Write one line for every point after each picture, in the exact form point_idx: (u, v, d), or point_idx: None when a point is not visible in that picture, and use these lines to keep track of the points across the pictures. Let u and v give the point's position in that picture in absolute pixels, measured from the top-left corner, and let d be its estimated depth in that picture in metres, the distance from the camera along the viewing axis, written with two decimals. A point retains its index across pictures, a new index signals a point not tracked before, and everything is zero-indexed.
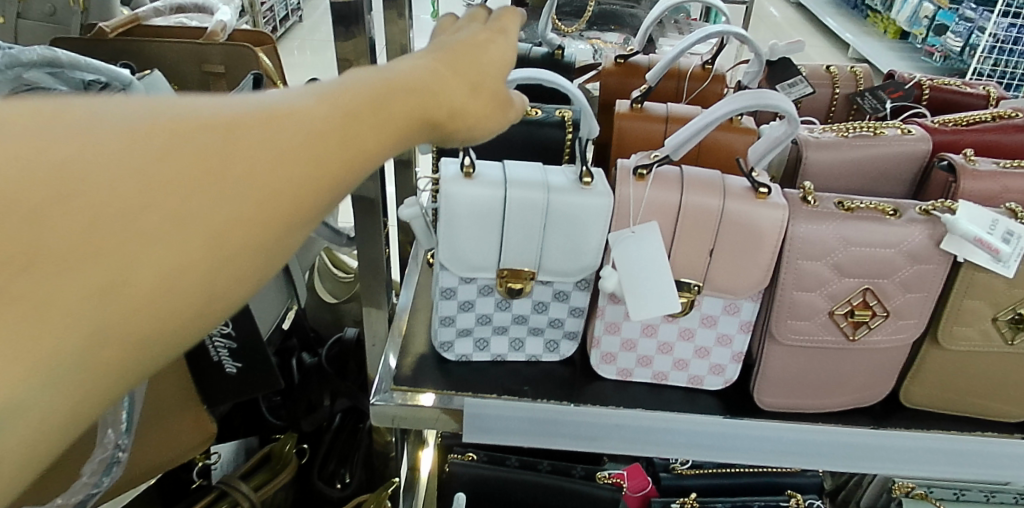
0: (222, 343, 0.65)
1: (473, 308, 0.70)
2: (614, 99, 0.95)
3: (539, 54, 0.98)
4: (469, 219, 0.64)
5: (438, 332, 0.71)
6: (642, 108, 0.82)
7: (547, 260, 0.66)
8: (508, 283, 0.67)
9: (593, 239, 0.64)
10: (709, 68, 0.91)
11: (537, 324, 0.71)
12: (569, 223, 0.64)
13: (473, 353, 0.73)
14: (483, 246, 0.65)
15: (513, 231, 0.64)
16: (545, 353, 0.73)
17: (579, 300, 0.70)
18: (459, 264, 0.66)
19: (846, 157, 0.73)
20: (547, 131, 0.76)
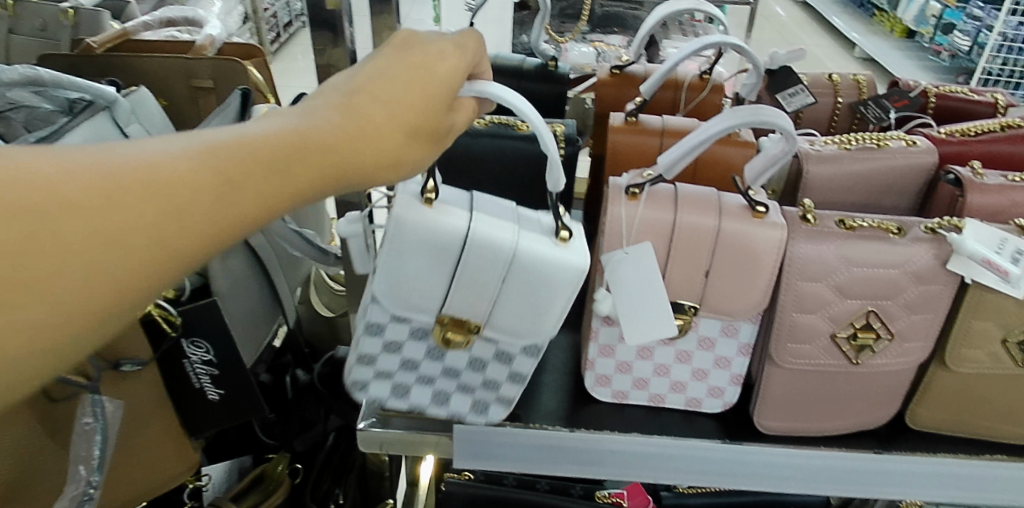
0: (204, 369, 0.64)
1: (400, 352, 0.63)
2: (611, 110, 0.93)
3: (533, 65, 0.96)
4: (417, 250, 0.56)
5: (353, 370, 0.63)
6: (636, 121, 0.80)
7: (495, 315, 0.60)
8: (446, 334, 0.61)
9: (549, 308, 0.58)
10: (706, 77, 0.89)
11: (469, 381, 0.65)
12: (529, 284, 0.57)
13: (389, 398, 0.66)
14: (423, 284, 0.58)
15: (463, 276, 0.57)
16: (471, 414, 0.67)
17: (522, 366, 0.63)
18: (395, 300, 0.59)
19: (848, 170, 0.71)
20: (539, 145, 0.74)
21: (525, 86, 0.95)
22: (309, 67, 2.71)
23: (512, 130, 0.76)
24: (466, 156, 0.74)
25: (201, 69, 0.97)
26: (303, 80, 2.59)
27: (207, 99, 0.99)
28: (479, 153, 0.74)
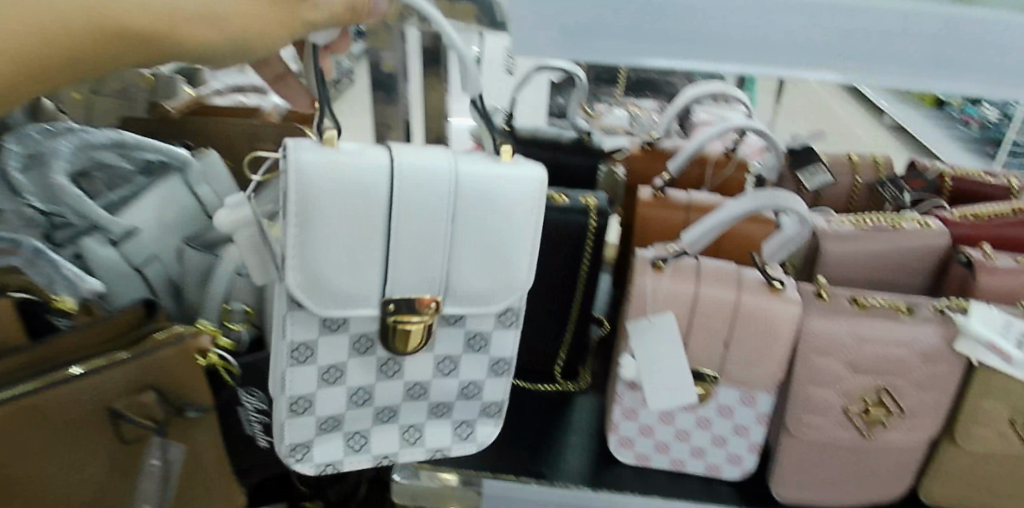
0: (257, 418, 0.70)
1: (343, 380, 0.60)
2: (641, 184, 0.99)
3: (570, 140, 1.02)
4: (334, 213, 0.53)
5: (289, 425, 0.60)
6: (664, 196, 0.85)
7: (453, 276, 0.58)
8: (402, 324, 0.57)
9: (513, 250, 0.59)
10: (732, 154, 0.95)
11: (441, 397, 0.65)
12: (483, 221, 0.56)
13: (345, 457, 0.63)
14: (354, 265, 0.55)
15: (404, 229, 0.55)
16: (456, 444, 0.67)
17: (499, 350, 0.64)
18: (323, 297, 0.55)
19: (863, 249, 0.75)
20: (574, 216, 0.78)
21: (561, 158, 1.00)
22: None
23: (548, 199, 0.79)
24: None
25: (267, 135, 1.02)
26: None
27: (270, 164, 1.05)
28: None
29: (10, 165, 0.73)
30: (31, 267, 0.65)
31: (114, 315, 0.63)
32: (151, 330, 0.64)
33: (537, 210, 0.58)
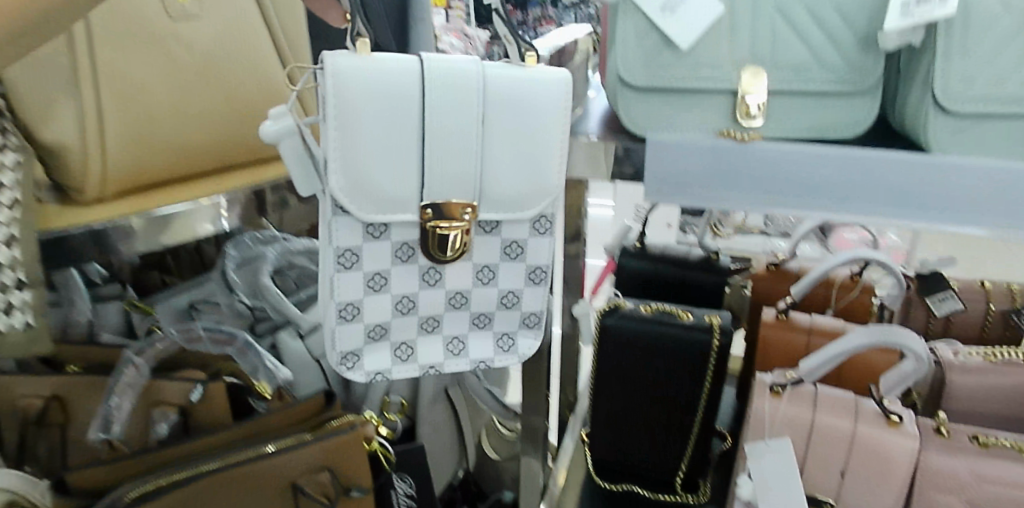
0: (405, 501, 0.80)
1: (388, 288, 0.72)
2: (766, 303, 1.02)
3: (697, 257, 1.06)
4: (373, 121, 0.65)
5: (341, 331, 0.72)
6: (788, 317, 0.89)
7: (485, 187, 0.71)
8: (439, 230, 0.70)
9: (546, 153, 0.71)
10: (857, 277, 0.96)
11: (481, 307, 0.76)
12: (507, 111, 0.69)
13: (393, 366, 0.74)
14: (394, 171, 0.68)
15: (433, 142, 0.67)
16: (500, 355, 0.77)
17: (533, 257, 0.76)
18: (364, 201, 0.67)
19: (992, 384, 0.76)
20: (698, 336, 0.83)
21: (688, 275, 1.02)
22: None
23: (674, 319, 0.85)
24: (630, 340, 0.85)
25: None
26: None
27: None
28: (641, 338, 0.84)
29: (230, 265, 0.98)
30: (242, 357, 0.84)
31: (305, 400, 0.79)
32: (329, 416, 0.79)
33: (565, 101, 0.70)
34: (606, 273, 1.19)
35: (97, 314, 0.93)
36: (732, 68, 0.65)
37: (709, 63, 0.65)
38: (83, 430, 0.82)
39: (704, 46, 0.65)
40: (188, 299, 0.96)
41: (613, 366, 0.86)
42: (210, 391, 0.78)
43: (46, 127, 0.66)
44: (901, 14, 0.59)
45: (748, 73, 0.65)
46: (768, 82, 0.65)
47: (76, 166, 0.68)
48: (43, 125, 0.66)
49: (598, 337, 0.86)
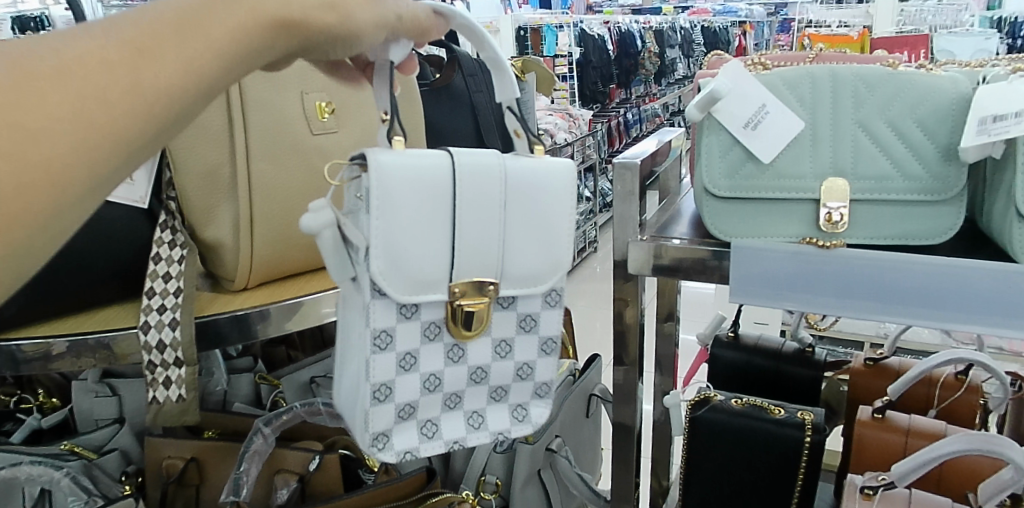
0: None
1: (416, 367, 0.61)
2: (863, 400, 0.98)
3: (791, 349, 1.05)
4: (411, 207, 0.56)
5: (372, 413, 0.59)
6: (884, 417, 0.85)
7: (507, 262, 0.62)
8: (464, 306, 0.61)
9: (555, 230, 0.63)
10: (962, 377, 0.93)
11: (498, 380, 0.66)
12: (530, 197, 0.61)
13: (421, 444, 0.62)
14: (426, 251, 0.58)
15: (464, 223, 0.58)
16: (514, 425, 0.67)
17: (548, 329, 0.66)
18: (400, 282, 0.58)
19: None
20: (790, 430, 0.83)
21: (784, 368, 1.02)
22: (593, 296, 3.13)
23: (766, 412, 0.86)
24: (719, 434, 0.85)
25: None
26: (588, 307, 2.98)
27: None
28: (732, 430, 0.84)
29: None
30: None
31: (407, 477, 0.85)
32: (430, 492, 0.85)
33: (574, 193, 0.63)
34: (700, 360, 1.20)
35: (231, 384, 1.04)
36: (814, 179, 0.70)
37: (791, 174, 0.70)
38: (214, 493, 0.93)
39: (786, 159, 0.70)
40: (310, 375, 1.07)
41: (705, 458, 0.86)
42: (326, 462, 0.88)
43: (207, 227, 0.80)
44: (978, 131, 0.63)
45: (829, 185, 0.69)
46: (850, 192, 0.69)
47: (229, 259, 0.80)
48: (206, 225, 0.80)
49: (689, 428, 0.87)
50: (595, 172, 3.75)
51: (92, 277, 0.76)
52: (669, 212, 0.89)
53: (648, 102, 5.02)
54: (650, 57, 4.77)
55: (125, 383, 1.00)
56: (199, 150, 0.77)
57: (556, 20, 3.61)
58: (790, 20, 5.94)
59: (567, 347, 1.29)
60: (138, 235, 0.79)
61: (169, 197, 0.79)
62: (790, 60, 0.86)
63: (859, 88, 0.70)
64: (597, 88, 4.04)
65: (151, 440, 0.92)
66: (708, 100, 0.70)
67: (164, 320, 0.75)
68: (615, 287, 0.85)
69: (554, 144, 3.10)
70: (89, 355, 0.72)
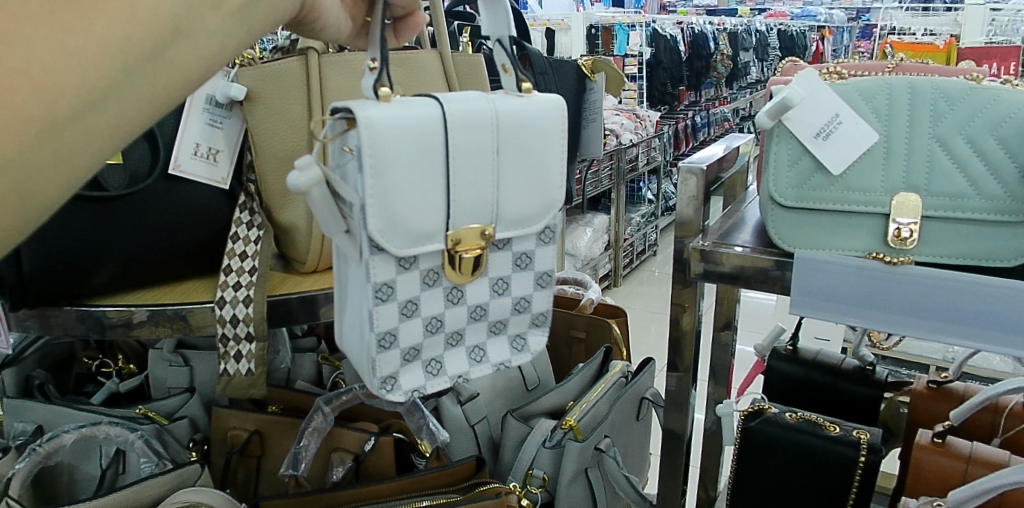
0: None
1: (419, 312, 0.58)
2: (924, 423, 0.95)
3: (851, 366, 1.03)
4: (398, 153, 0.51)
5: (379, 360, 0.57)
6: (944, 442, 0.83)
7: (504, 208, 0.58)
8: (460, 252, 0.57)
9: (552, 168, 0.60)
10: None
11: (498, 314, 0.63)
12: (524, 134, 0.57)
13: (472, 370, 0.62)
14: (422, 207, 0.54)
15: (458, 163, 0.54)
16: (516, 356, 0.65)
17: (543, 264, 0.64)
18: (401, 238, 0.54)
19: None
20: (845, 449, 0.82)
21: (842, 384, 1.00)
22: (649, 300, 3.12)
23: (821, 429, 0.85)
24: (771, 447, 0.84)
25: (579, 323, 1.31)
26: (643, 311, 2.97)
27: (579, 345, 1.31)
28: (787, 443, 0.84)
29: None
30: (409, 415, 0.92)
31: (458, 465, 0.88)
32: (477, 481, 0.87)
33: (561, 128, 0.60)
34: (757, 371, 1.19)
35: (294, 363, 1.09)
36: (885, 193, 0.69)
37: (860, 187, 0.69)
38: (274, 465, 0.97)
39: (856, 172, 0.69)
40: None
41: (754, 472, 0.86)
42: (381, 444, 0.91)
43: (282, 208, 0.83)
44: None
45: (900, 199, 0.68)
46: (921, 209, 0.68)
47: (301, 241, 0.84)
48: (281, 207, 0.83)
49: (740, 438, 0.87)
50: (659, 174, 3.70)
51: (173, 251, 0.81)
52: (734, 218, 0.88)
53: (718, 106, 4.94)
54: (723, 60, 4.68)
55: (198, 354, 1.06)
56: (277, 137, 0.80)
57: (629, 20, 3.57)
58: (872, 27, 5.74)
59: (621, 348, 1.30)
60: (218, 215, 0.83)
61: (248, 180, 0.84)
62: (866, 69, 0.85)
63: (938, 103, 0.68)
64: (667, 89, 3.99)
65: (219, 411, 0.97)
66: (779, 108, 0.69)
67: (238, 297, 0.79)
68: (673, 292, 0.85)
69: (619, 144, 3.08)
70: (166, 325, 0.76)
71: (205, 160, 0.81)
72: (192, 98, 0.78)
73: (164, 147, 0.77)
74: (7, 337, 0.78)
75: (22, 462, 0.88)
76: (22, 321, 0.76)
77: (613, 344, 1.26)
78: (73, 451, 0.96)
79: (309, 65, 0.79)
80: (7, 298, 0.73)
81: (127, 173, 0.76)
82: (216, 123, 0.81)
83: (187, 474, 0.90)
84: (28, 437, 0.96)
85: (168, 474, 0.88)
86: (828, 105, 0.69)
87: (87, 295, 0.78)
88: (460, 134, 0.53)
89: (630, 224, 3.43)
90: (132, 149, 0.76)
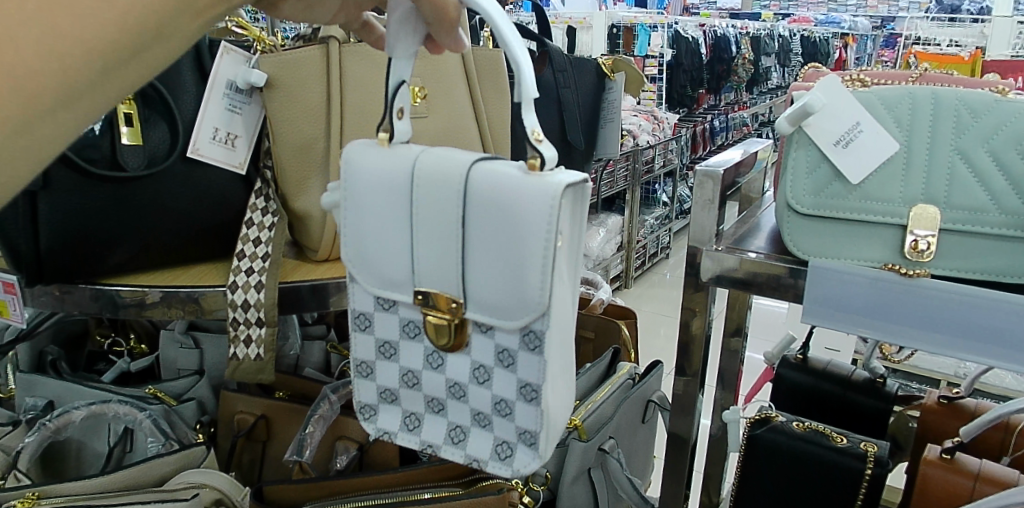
0: None
1: (396, 358, 0.59)
2: (933, 437, 0.94)
3: (861, 377, 1.02)
4: (370, 199, 0.55)
5: (356, 383, 0.61)
6: (953, 458, 0.82)
7: (473, 285, 0.53)
8: (430, 319, 0.55)
9: (532, 263, 0.50)
10: None
11: (478, 406, 0.56)
12: (498, 214, 0.50)
13: (445, 445, 0.58)
14: (390, 253, 0.55)
15: (422, 222, 0.53)
16: (494, 460, 0.56)
17: (526, 373, 0.53)
18: (370, 276, 0.57)
19: None
20: (851, 460, 0.81)
21: (850, 395, 1.00)
22: (659, 303, 3.11)
23: (827, 440, 0.84)
24: (776, 455, 0.84)
25: (589, 323, 1.30)
26: (652, 313, 2.97)
27: (587, 345, 1.31)
28: (791, 453, 0.83)
29: None
30: None
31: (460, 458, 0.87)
32: (478, 477, 0.85)
33: (552, 220, 0.48)
34: (766, 379, 1.18)
35: (303, 350, 1.10)
36: (903, 204, 0.68)
37: (879, 197, 0.69)
38: (279, 450, 0.98)
39: (875, 181, 0.69)
40: None
41: (758, 479, 0.85)
42: (385, 435, 0.91)
43: (298, 196, 0.83)
44: None
45: (918, 211, 0.67)
46: (939, 221, 0.67)
47: (315, 228, 0.84)
48: (297, 195, 0.84)
49: (746, 445, 0.86)
50: (675, 177, 3.68)
51: (187, 235, 0.81)
52: (748, 224, 0.88)
53: (737, 111, 4.91)
54: (744, 64, 4.64)
55: (208, 337, 1.07)
56: (298, 124, 0.81)
57: (651, 20, 3.53)
58: (896, 35, 5.68)
59: (629, 349, 1.30)
60: (233, 200, 0.83)
61: (265, 166, 0.84)
62: (889, 77, 0.84)
63: (962, 114, 0.67)
64: (686, 91, 3.97)
65: (227, 395, 0.98)
66: (800, 113, 0.69)
67: (250, 282, 0.79)
68: (684, 296, 0.85)
69: (635, 145, 3.08)
70: (178, 306, 0.77)
71: (223, 144, 0.81)
72: (214, 81, 0.79)
73: (184, 130, 0.78)
74: (21, 311, 0.79)
75: (32, 435, 0.89)
76: (37, 297, 0.77)
77: (622, 346, 1.26)
78: (83, 427, 0.97)
79: (332, 53, 0.80)
80: (24, 272, 0.74)
81: (145, 154, 0.76)
82: (236, 108, 0.81)
83: (193, 456, 0.90)
84: (38, 411, 0.97)
85: (173, 455, 0.89)
86: (847, 120, 0.68)
87: (102, 274, 0.79)
88: (429, 193, 0.52)
89: (644, 226, 3.42)
90: (151, 131, 0.76)
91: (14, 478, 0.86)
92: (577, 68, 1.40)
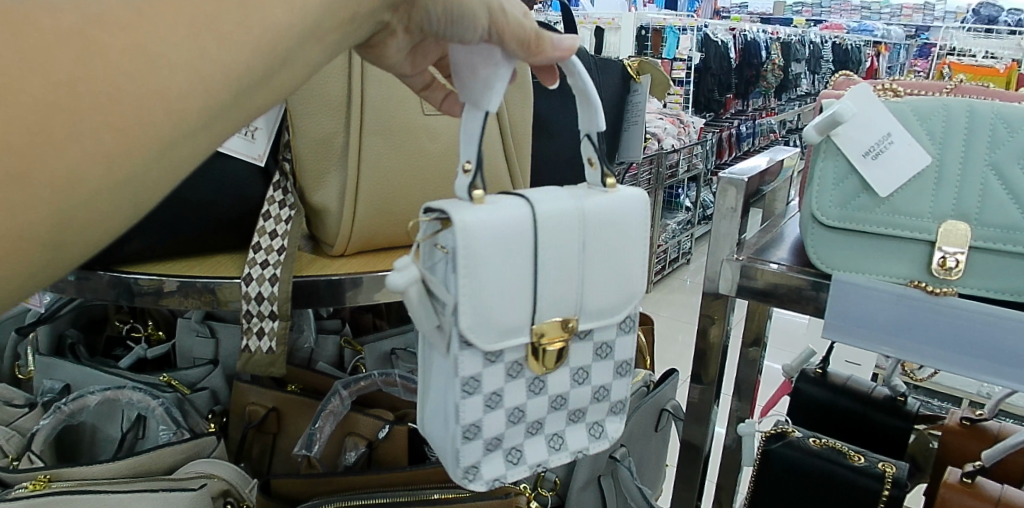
0: None
1: (503, 403, 0.57)
2: (953, 459, 0.92)
3: (883, 395, 0.99)
4: (501, 255, 0.52)
5: (462, 451, 0.56)
6: (973, 482, 0.79)
7: (587, 298, 0.58)
8: (545, 346, 0.57)
9: (631, 260, 0.59)
10: None
11: (578, 404, 0.61)
12: (609, 232, 0.57)
13: (550, 457, 0.61)
14: (510, 300, 0.54)
15: (546, 265, 0.54)
16: (591, 443, 0.63)
17: (623, 354, 0.63)
18: (487, 332, 0.53)
19: None
20: (868, 480, 0.79)
21: (871, 413, 0.97)
22: (677, 309, 3.08)
23: (844, 458, 0.82)
24: (791, 472, 0.82)
25: None
26: (669, 319, 2.94)
27: None
28: (806, 471, 0.81)
29: None
30: None
31: None
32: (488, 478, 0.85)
33: (645, 225, 0.59)
34: (783, 392, 1.15)
35: (317, 344, 1.10)
36: (932, 219, 0.66)
37: (908, 211, 0.67)
38: (289, 443, 0.98)
39: (905, 196, 0.67)
40: (391, 346, 1.08)
41: (772, 493, 0.83)
42: (395, 432, 0.90)
43: (316, 190, 0.83)
44: None
45: (948, 227, 0.65)
46: (969, 239, 0.65)
47: (332, 224, 0.84)
48: (315, 189, 0.83)
49: (760, 459, 0.85)
50: (698, 182, 3.65)
51: (205, 226, 0.81)
52: (771, 234, 0.86)
53: (764, 117, 4.86)
54: (773, 70, 4.59)
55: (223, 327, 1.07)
56: (320, 117, 0.80)
57: (680, 23, 3.48)
58: (930, 43, 5.58)
59: (644, 355, 1.28)
60: (252, 192, 0.83)
61: (284, 159, 0.83)
62: (924, 88, 0.81)
63: (998, 129, 0.65)
64: (714, 96, 3.93)
65: (240, 385, 0.98)
66: (829, 122, 0.67)
67: (265, 275, 0.79)
68: (703, 304, 0.83)
69: (659, 148, 3.05)
70: (194, 297, 0.77)
71: (243, 136, 0.81)
72: None
73: None
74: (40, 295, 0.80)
75: (47, 418, 0.90)
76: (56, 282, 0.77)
77: (637, 351, 1.24)
78: (97, 412, 0.97)
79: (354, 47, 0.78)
80: None
81: None
82: None
83: (202, 444, 0.90)
84: (55, 394, 0.98)
85: (184, 443, 0.89)
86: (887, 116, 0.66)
87: (120, 261, 0.80)
88: (562, 229, 0.54)
89: (665, 230, 3.39)
90: None
91: (27, 460, 0.87)
92: (603, 69, 1.39)
